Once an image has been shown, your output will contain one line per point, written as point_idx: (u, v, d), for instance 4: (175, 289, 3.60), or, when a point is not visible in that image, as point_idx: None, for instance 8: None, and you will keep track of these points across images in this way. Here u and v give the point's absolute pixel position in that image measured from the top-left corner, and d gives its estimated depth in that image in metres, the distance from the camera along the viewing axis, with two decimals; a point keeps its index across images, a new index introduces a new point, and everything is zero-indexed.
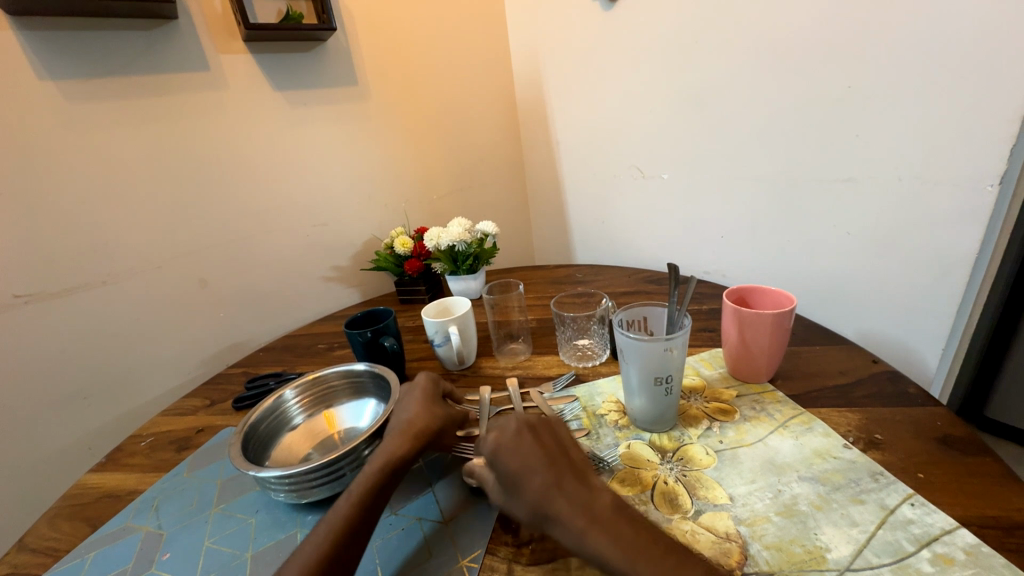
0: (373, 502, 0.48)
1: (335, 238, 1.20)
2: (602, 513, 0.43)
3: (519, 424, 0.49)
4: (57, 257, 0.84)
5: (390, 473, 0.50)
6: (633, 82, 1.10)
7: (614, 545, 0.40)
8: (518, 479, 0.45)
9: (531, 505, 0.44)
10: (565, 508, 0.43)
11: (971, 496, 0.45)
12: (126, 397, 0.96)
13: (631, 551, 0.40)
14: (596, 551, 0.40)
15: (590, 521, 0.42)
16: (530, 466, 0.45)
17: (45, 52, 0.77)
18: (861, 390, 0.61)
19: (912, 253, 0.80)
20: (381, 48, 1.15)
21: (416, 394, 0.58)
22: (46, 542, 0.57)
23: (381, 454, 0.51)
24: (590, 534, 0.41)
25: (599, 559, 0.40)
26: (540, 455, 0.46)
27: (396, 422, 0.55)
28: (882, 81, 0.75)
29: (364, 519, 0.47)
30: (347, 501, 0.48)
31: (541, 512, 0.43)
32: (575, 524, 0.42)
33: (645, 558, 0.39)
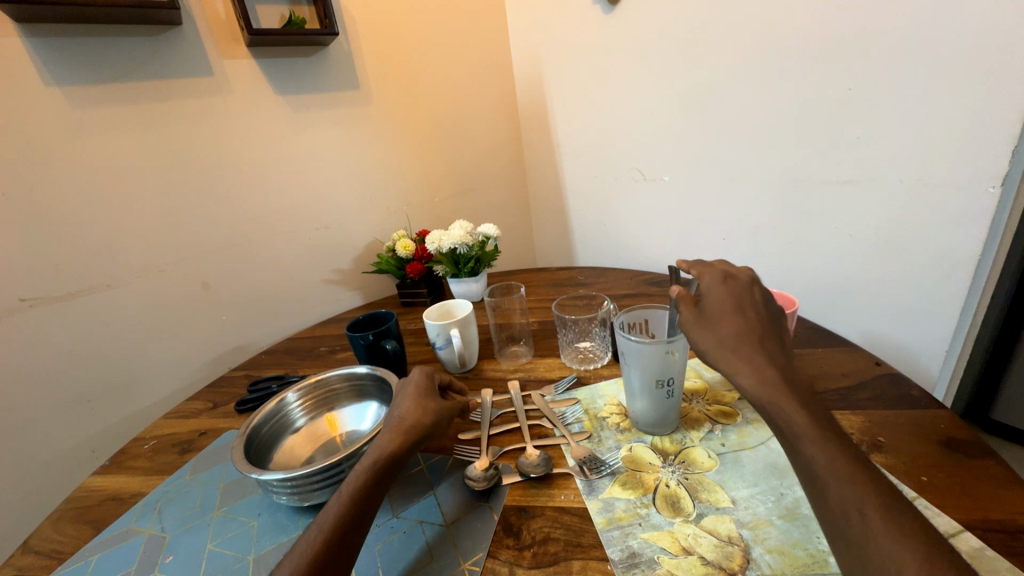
0: (366, 501, 0.48)
1: (337, 241, 1.20)
2: (789, 382, 0.44)
3: (724, 278, 0.51)
4: (62, 261, 0.85)
5: (383, 470, 0.50)
6: (634, 85, 1.10)
7: (796, 410, 0.41)
8: (712, 320, 0.49)
9: (720, 341, 0.47)
10: (751, 360, 0.45)
11: (975, 499, 0.45)
12: (130, 399, 0.97)
13: (813, 426, 0.40)
14: (772, 405, 0.43)
15: (776, 378, 0.44)
16: (726, 314, 0.48)
17: (51, 59, 0.78)
18: (864, 392, 0.61)
19: (914, 254, 0.80)
20: (383, 53, 1.16)
21: (411, 390, 0.58)
22: (50, 544, 0.57)
23: (372, 452, 0.51)
24: (772, 390, 0.43)
25: (772, 413, 0.43)
26: (739, 308, 0.49)
27: (388, 419, 0.54)
28: (884, 83, 0.75)
29: (357, 517, 0.47)
30: (339, 501, 0.47)
31: (724, 353, 0.46)
32: (756, 373, 0.44)
33: (829, 437, 0.40)
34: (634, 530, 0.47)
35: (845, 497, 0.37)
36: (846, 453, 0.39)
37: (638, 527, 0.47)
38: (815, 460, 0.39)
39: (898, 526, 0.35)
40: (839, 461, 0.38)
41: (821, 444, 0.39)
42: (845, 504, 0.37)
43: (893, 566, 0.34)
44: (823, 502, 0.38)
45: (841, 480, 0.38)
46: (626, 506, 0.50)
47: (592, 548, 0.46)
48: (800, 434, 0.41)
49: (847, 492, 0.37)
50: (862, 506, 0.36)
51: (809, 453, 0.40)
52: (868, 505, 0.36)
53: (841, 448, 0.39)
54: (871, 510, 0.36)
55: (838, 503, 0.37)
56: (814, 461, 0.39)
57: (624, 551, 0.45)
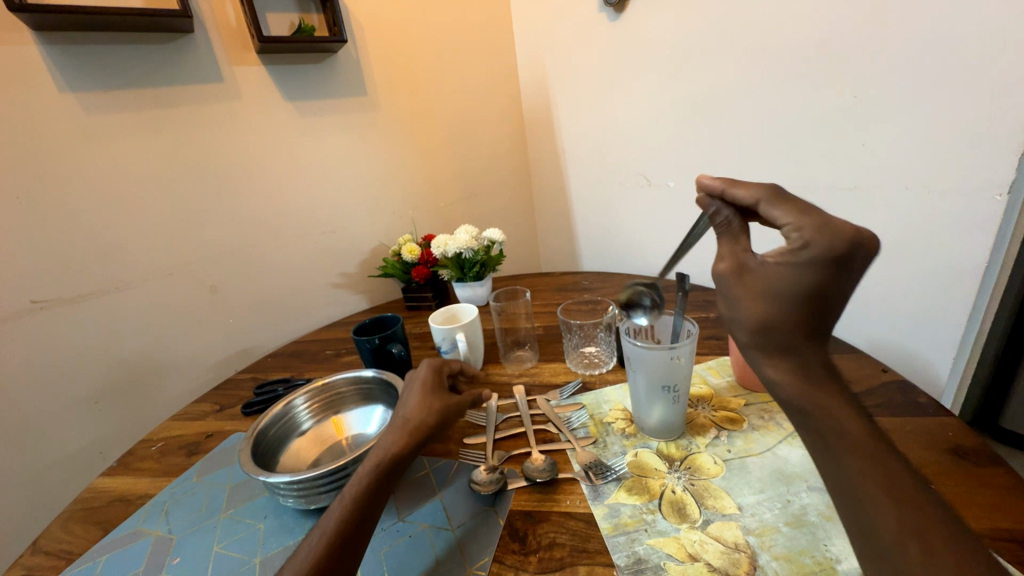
0: (369, 504, 0.48)
1: (343, 245, 1.21)
2: (835, 384, 0.37)
3: (825, 259, 0.34)
4: (73, 263, 0.86)
5: (387, 473, 0.50)
6: (639, 91, 1.11)
7: (841, 414, 0.35)
8: (767, 301, 0.37)
9: (764, 331, 0.37)
10: (798, 356, 0.37)
11: (985, 508, 0.45)
12: (136, 401, 0.97)
13: (861, 437, 0.35)
14: (817, 408, 0.36)
15: (822, 379, 0.37)
16: (785, 302, 0.36)
17: (66, 66, 0.80)
18: (871, 399, 0.61)
19: (920, 260, 0.80)
20: (391, 60, 1.17)
21: (417, 384, 0.58)
22: (59, 545, 0.58)
23: (376, 453, 0.51)
24: (817, 394, 0.36)
25: (817, 418, 0.36)
26: (813, 300, 0.35)
27: (394, 419, 0.55)
28: (891, 92, 0.75)
29: (360, 520, 0.47)
30: (341, 504, 0.48)
31: (765, 346, 0.38)
32: (802, 371, 0.36)
33: (875, 448, 0.34)
34: (641, 537, 0.47)
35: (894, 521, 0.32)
36: (894, 466, 0.34)
37: (644, 533, 0.47)
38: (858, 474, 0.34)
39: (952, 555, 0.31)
40: (885, 477, 0.34)
41: (866, 458, 0.34)
42: (892, 526, 0.32)
43: None
44: (862, 523, 0.33)
45: (885, 499, 0.33)
46: (632, 512, 0.50)
47: (598, 554, 0.46)
48: (845, 444, 0.35)
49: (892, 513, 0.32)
50: (913, 532, 0.32)
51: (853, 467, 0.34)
52: (915, 528, 0.32)
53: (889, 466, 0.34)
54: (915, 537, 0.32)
55: (885, 525, 0.32)
56: (857, 476, 0.34)
57: (630, 557, 0.45)
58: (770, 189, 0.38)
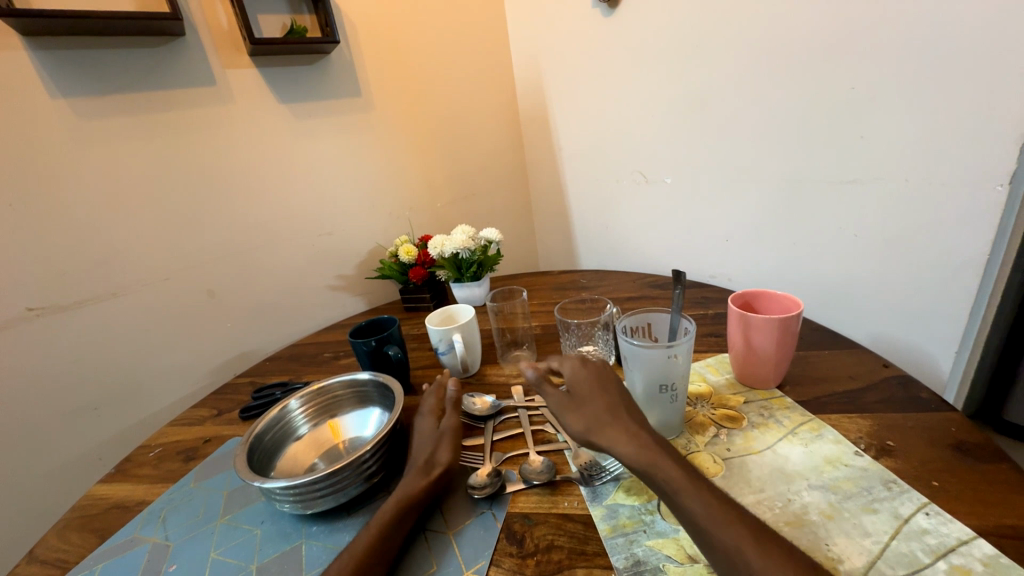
0: (391, 536, 0.48)
1: (340, 247, 1.21)
2: (663, 444, 0.48)
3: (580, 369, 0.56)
4: (68, 270, 0.86)
5: (412, 505, 0.50)
6: (635, 85, 1.10)
7: (668, 465, 0.45)
8: (579, 405, 0.53)
9: (589, 421, 0.52)
10: (621, 426, 0.50)
11: (989, 505, 0.44)
12: (135, 407, 0.97)
13: (686, 478, 0.44)
14: (651, 468, 0.45)
15: (648, 442, 0.48)
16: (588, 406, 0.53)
17: (57, 72, 0.80)
18: (872, 395, 0.60)
19: (920, 253, 0.79)
20: (384, 60, 1.17)
21: (432, 423, 0.61)
22: (56, 553, 0.57)
23: (399, 491, 0.51)
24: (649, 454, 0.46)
25: (655, 475, 0.45)
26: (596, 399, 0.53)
27: (413, 462, 0.56)
28: (888, 83, 0.74)
29: (383, 550, 0.46)
30: (368, 532, 0.48)
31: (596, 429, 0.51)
32: (633, 441, 0.48)
33: (699, 483, 0.43)
34: (639, 538, 0.46)
35: (725, 540, 0.39)
36: (717, 497, 0.42)
37: (643, 534, 0.47)
38: (695, 510, 0.41)
39: (776, 559, 0.37)
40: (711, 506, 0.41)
41: (695, 493, 0.42)
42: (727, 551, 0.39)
43: None
44: (712, 549, 0.40)
45: (720, 525, 0.40)
46: (630, 514, 0.49)
47: (597, 556, 0.45)
48: (678, 489, 0.43)
49: (726, 533, 0.40)
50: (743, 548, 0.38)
51: (689, 506, 0.42)
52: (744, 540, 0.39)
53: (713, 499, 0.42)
54: (749, 550, 0.38)
55: (721, 542, 0.39)
56: (695, 512, 0.41)
57: (628, 559, 0.44)
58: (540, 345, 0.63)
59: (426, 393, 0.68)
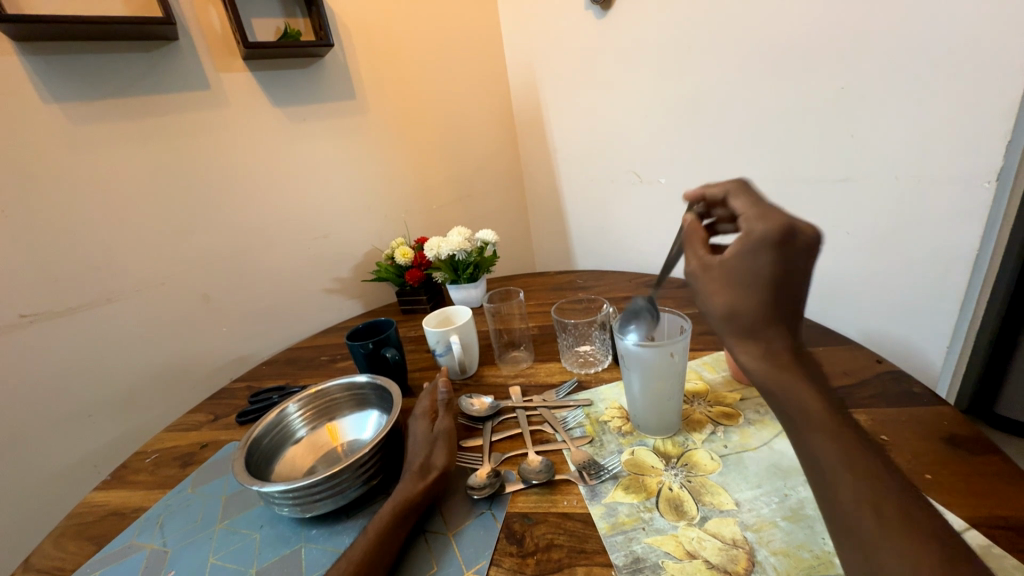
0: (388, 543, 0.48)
1: (336, 250, 1.20)
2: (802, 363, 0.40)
3: (771, 244, 0.39)
4: (62, 276, 0.85)
5: (410, 509, 0.50)
6: (629, 87, 1.11)
7: (809, 397, 0.39)
8: (733, 288, 0.41)
9: (732, 314, 0.41)
10: (765, 339, 0.40)
11: (979, 496, 0.45)
12: (130, 413, 0.96)
13: (827, 416, 0.38)
14: (782, 391, 0.40)
15: (792, 365, 0.40)
16: (750, 295, 0.40)
17: (49, 77, 0.79)
18: (866, 390, 0.61)
19: (911, 250, 0.80)
20: (379, 62, 1.17)
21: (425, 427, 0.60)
22: (52, 562, 0.57)
23: (398, 494, 0.51)
24: (786, 374, 0.40)
25: (782, 398, 0.40)
26: (763, 285, 0.40)
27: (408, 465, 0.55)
28: (877, 83, 0.76)
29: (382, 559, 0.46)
30: (367, 535, 0.48)
31: (734, 333, 0.42)
32: (769, 355, 0.40)
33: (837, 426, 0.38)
34: (638, 535, 0.47)
35: (854, 493, 0.35)
36: (857, 446, 0.37)
37: (641, 532, 0.47)
38: (824, 453, 0.37)
39: (904, 521, 0.34)
40: (851, 452, 0.37)
41: (832, 436, 0.37)
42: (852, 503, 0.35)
43: (896, 558, 0.33)
44: (828, 492, 0.37)
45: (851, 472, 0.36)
46: (628, 511, 0.49)
47: (596, 554, 0.45)
48: (813, 425, 0.38)
49: (853, 483, 0.36)
50: (873, 503, 0.35)
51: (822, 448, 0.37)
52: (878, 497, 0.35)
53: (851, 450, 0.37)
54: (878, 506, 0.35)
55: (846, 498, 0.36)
56: (822, 454, 0.37)
57: (628, 556, 0.45)
58: (735, 186, 0.48)
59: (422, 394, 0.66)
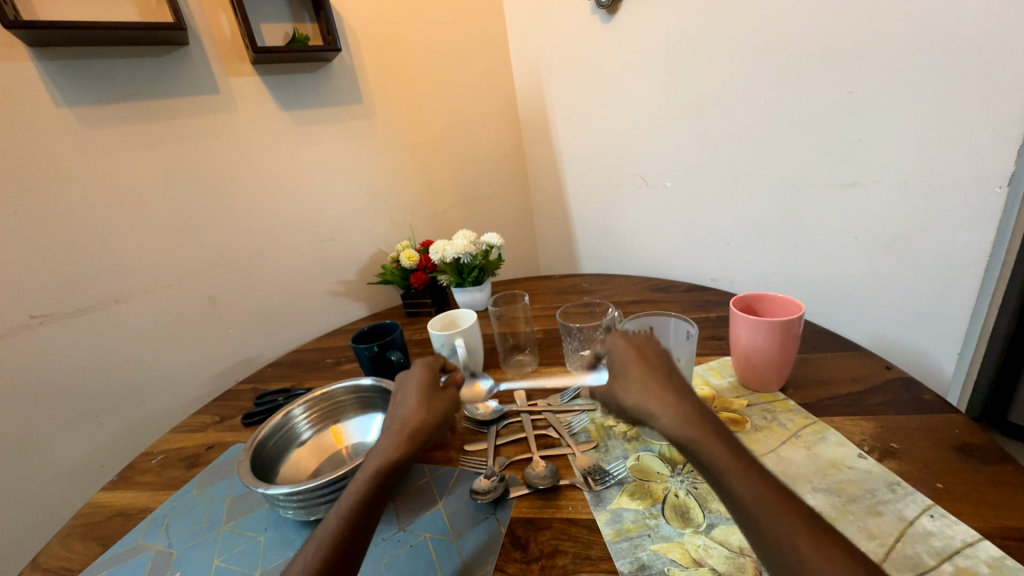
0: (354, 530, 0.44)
1: (341, 253, 1.21)
2: (705, 415, 0.45)
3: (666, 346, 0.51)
4: (72, 277, 0.86)
5: (374, 488, 0.46)
6: (636, 91, 1.11)
7: (716, 444, 0.42)
8: (646, 368, 0.49)
9: (647, 388, 0.47)
10: (673, 403, 0.45)
11: (993, 506, 0.44)
12: (137, 414, 0.97)
13: (733, 457, 0.41)
14: (696, 444, 0.43)
15: (703, 423, 0.44)
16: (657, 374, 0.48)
17: (63, 81, 0.81)
18: (875, 397, 0.60)
19: (920, 256, 0.80)
20: (386, 67, 1.18)
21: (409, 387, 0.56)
22: (59, 561, 0.57)
23: (375, 459, 0.48)
24: (694, 427, 0.43)
25: (698, 451, 0.42)
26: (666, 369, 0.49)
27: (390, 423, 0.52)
28: (885, 88, 0.75)
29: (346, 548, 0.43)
30: (338, 514, 0.45)
31: (649, 402, 0.46)
32: (680, 415, 0.44)
33: (751, 468, 0.41)
34: (644, 542, 0.46)
35: (778, 529, 0.37)
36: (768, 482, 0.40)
37: (648, 538, 0.46)
38: (743, 494, 0.39)
39: (828, 548, 0.36)
40: (765, 492, 0.39)
41: (743, 475, 0.40)
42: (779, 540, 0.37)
43: None
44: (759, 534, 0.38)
45: (767, 511, 0.38)
46: (634, 518, 0.49)
47: (601, 561, 0.45)
48: (726, 469, 0.41)
49: (774, 519, 0.38)
50: (795, 537, 0.36)
51: (740, 492, 0.39)
52: (799, 530, 0.37)
53: (766, 488, 0.39)
54: (801, 539, 0.36)
55: (773, 535, 0.37)
56: (740, 498, 0.39)
57: (634, 563, 0.44)
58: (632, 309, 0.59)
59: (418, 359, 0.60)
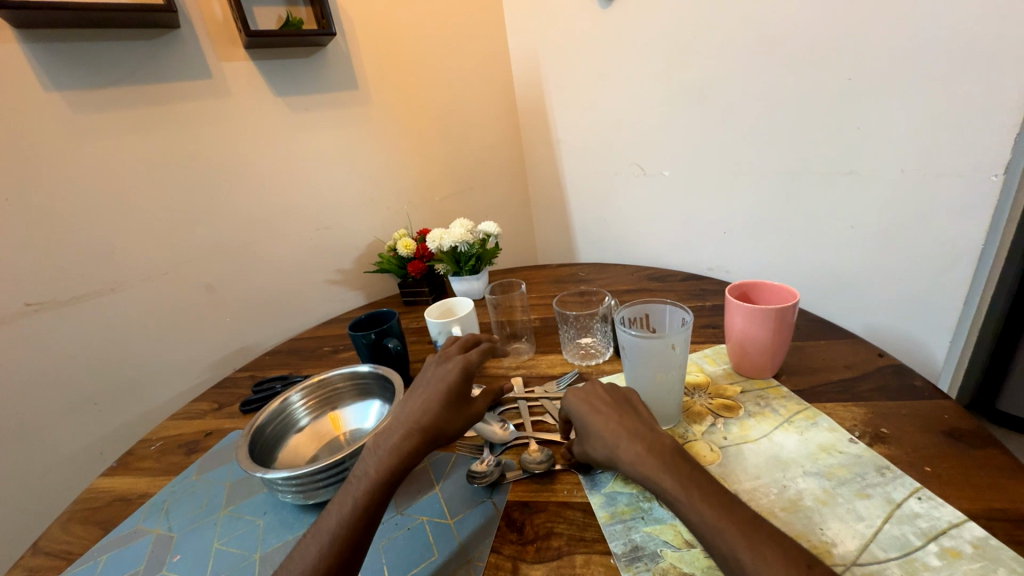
0: (365, 526, 0.45)
1: (338, 241, 1.20)
2: (661, 447, 0.45)
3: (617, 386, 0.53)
4: (66, 266, 0.86)
5: (385, 487, 0.47)
6: (634, 77, 1.09)
7: (662, 475, 0.42)
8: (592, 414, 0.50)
9: (600, 438, 0.48)
10: (623, 444, 0.46)
11: (979, 488, 0.45)
12: (135, 401, 0.98)
13: (678, 484, 0.41)
14: (649, 480, 0.43)
15: (651, 453, 0.44)
16: (603, 417, 0.49)
17: (51, 65, 0.79)
18: (867, 383, 0.61)
19: (918, 244, 0.80)
20: (381, 52, 1.16)
21: (424, 384, 0.57)
22: (60, 545, 0.58)
23: (387, 455, 0.49)
24: (645, 465, 0.44)
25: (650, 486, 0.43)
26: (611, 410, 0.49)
27: (402, 416, 0.52)
28: (885, 74, 0.74)
29: (355, 543, 0.44)
30: (340, 507, 0.46)
31: (604, 448, 0.47)
32: (634, 455, 0.45)
33: (693, 488, 0.41)
34: (637, 524, 0.47)
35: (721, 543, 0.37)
36: (711, 500, 0.40)
37: (641, 520, 0.47)
38: (690, 516, 0.39)
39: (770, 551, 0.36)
40: (705, 509, 0.39)
41: (688, 499, 0.40)
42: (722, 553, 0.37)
43: None
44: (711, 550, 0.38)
45: (713, 529, 0.38)
46: (628, 501, 0.50)
47: (596, 542, 0.46)
48: (675, 498, 0.41)
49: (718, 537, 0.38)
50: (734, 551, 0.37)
51: (688, 515, 0.40)
52: (739, 544, 0.37)
53: (712, 507, 0.39)
54: (741, 552, 0.36)
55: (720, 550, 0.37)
56: (691, 523, 0.39)
57: (627, 544, 0.45)
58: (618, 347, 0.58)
59: (433, 359, 0.61)
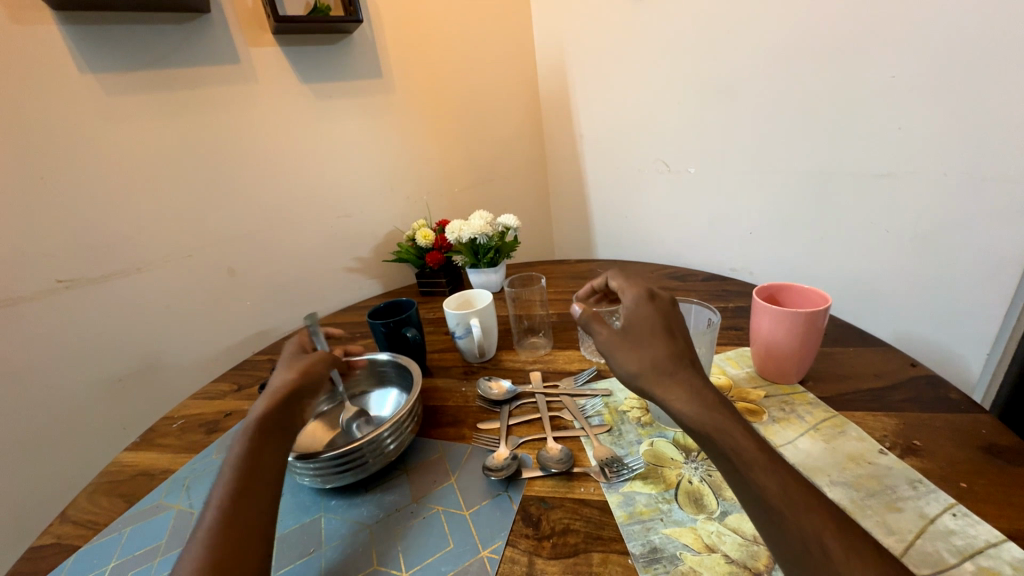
0: (249, 475, 0.45)
1: (357, 230, 1.21)
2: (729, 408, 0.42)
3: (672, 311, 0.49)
4: (95, 244, 0.88)
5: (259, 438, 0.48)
6: (662, 70, 1.06)
7: (742, 435, 0.40)
8: (648, 334, 0.46)
9: (650, 364, 0.44)
10: (683, 380, 0.43)
11: (1019, 508, 0.43)
12: (157, 379, 1.00)
13: (762, 451, 0.39)
14: (722, 436, 0.40)
15: (715, 402, 0.42)
16: (659, 338, 0.46)
17: (85, 47, 0.80)
18: (899, 394, 0.59)
19: (958, 252, 0.76)
20: (406, 39, 1.15)
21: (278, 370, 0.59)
22: (85, 515, 0.60)
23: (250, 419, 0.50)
24: (713, 418, 0.41)
25: (719, 441, 0.40)
26: (666, 335, 0.46)
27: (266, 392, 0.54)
28: (930, 73, 0.71)
29: (241, 499, 0.44)
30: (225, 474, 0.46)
31: (655, 377, 0.44)
32: (697, 401, 0.42)
33: (780, 464, 0.38)
34: (656, 526, 0.46)
35: (804, 524, 0.35)
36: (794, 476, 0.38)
37: (660, 522, 0.47)
38: (766, 488, 0.37)
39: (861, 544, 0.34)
40: (793, 488, 0.37)
41: (772, 472, 0.38)
42: (802, 535, 0.35)
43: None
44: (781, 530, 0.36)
45: (793, 506, 0.36)
46: (647, 501, 0.49)
47: (613, 542, 0.45)
48: (752, 464, 0.38)
49: (803, 519, 0.35)
50: (822, 536, 0.34)
51: (763, 484, 0.37)
52: (823, 528, 0.35)
53: (794, 484, 0.37)
54: (830, 538, 0.34)
55: (802, 535, 0.35)
56: (763, 491, 0.37)
57: (645, 546, 0.44)
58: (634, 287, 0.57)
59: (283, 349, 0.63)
